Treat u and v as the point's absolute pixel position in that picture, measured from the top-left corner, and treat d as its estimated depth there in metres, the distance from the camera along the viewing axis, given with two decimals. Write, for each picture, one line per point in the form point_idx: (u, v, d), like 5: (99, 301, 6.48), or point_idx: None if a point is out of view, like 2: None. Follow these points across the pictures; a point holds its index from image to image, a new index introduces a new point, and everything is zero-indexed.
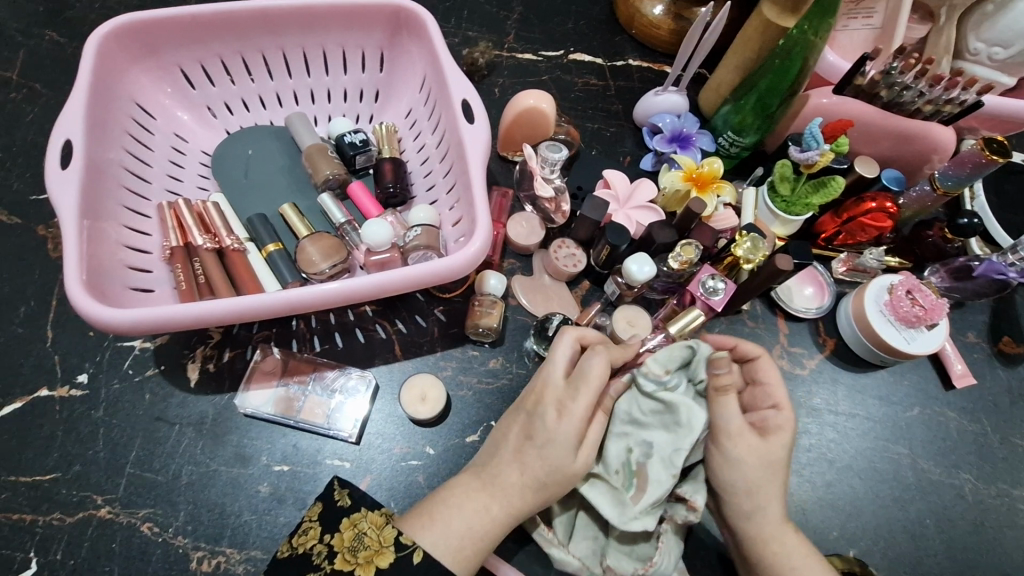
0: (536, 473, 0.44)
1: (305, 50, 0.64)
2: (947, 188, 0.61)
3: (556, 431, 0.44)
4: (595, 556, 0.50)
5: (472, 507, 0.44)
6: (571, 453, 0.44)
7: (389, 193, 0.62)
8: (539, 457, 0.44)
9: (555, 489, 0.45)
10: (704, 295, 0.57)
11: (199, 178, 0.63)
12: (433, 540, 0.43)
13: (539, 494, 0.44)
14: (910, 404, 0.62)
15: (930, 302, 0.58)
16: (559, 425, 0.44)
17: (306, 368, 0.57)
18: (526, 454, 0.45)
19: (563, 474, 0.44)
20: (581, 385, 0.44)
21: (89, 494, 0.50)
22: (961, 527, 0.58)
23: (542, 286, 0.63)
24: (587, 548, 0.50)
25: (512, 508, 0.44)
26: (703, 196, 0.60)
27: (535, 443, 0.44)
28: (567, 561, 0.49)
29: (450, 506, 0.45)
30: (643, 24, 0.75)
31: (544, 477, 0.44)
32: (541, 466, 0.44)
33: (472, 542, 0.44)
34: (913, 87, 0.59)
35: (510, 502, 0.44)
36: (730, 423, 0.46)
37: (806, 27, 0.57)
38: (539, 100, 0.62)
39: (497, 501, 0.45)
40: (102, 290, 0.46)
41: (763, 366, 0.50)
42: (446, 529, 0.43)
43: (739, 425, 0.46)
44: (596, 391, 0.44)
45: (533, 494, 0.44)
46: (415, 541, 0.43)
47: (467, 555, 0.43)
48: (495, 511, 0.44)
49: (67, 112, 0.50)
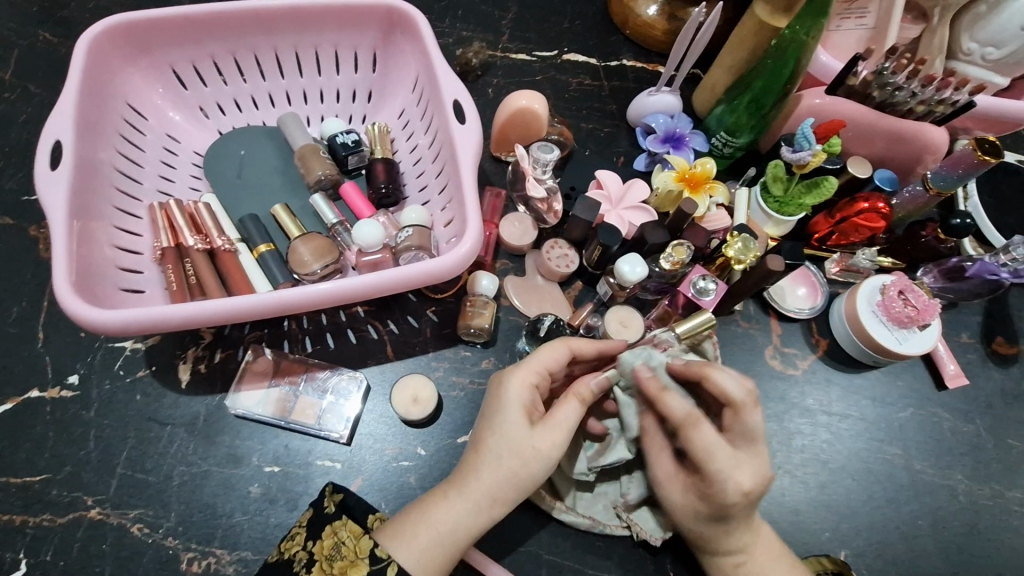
0: (485, 454, 0.44)
1: (298, 50, 0.64)
2: (940, 188, 0.61)
3: (499, 402, 0.46)
4: (610, 510, 0.52)
5: (438, 500, 0.44)
6: (520, 427, 0.44)
7: (381, 193, 0.61)
8: (488, 432, 0.45)
9: (516, 468, 0.44)
10: (695, 296, 0.57)
11: (192, 178, 0.63)
12: (388, 534, 0.44)
13: (489, 471, 0.44)
14: (904, 405, 0.62)
15: (923, 303, 0.59)
16: (501, 395, 0.46)
17: (298, 369, 0.57)
18: (481, 433, 0.46)
19: (516, 448, 0.44)
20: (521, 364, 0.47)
21: (80, 495, 0.50)
22: (955, 528, 0.58)
23: (535, 287, 0.62)
24: (600, 505, 0.52)
25: (472, 499, 0.44)
26: (696, 196, 0.60)
27: (485, 419, 0.46)
28: (576, 522, 0.51)
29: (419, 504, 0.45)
30: (638, 24, 0.75)
31: (496, 451, 0.44)
32: (489, 437, 0.45)
33: (429, 535, 0.43)
34: (906, 88, 0.59)
35: (470, 489, 0.44)
36: (657, 473, 0.47)
37: (800, 27, 0.57)
38: (532, 100, 0.62)
39: (459, 492, 0.44)
40: (92, 290, 0.46)
41: (693, 439, 0.42)
42: (409, 527, 0.44)
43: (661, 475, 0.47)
44: (529, 369, 0.47)
45: (490, 472, 0.44)
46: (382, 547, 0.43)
47: (430, 555, 0.43)
48: (452, 499, 0.44)
49: (57, 113, 0.50)
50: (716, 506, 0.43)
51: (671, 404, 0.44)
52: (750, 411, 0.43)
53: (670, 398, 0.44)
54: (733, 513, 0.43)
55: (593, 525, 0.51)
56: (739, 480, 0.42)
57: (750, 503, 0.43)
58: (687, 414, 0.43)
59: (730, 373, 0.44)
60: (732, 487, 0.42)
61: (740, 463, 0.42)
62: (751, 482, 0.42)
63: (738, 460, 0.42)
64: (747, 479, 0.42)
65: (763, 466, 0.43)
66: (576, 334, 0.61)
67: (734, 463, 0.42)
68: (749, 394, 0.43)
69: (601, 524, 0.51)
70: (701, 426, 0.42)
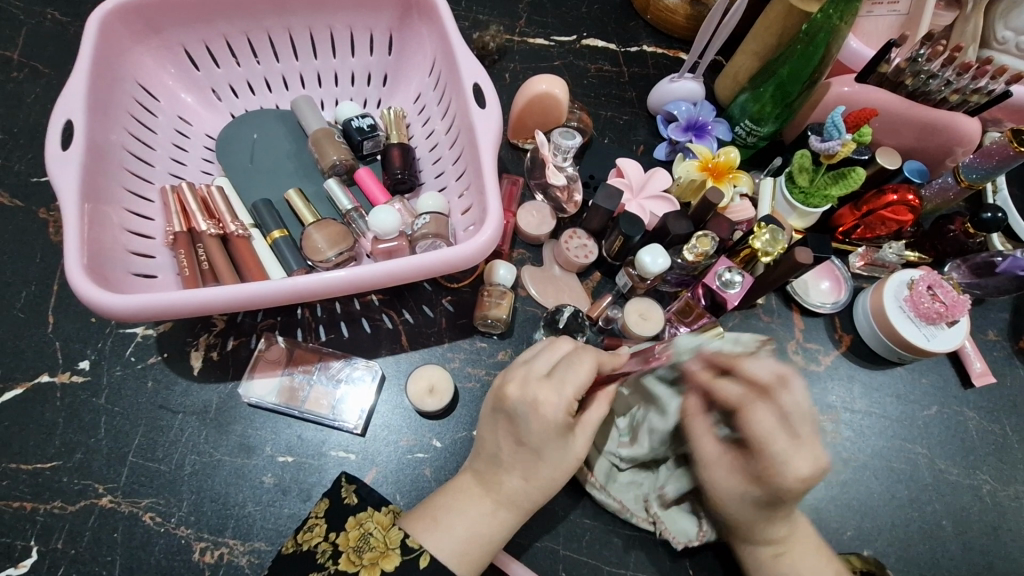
0: (537, 468, 0.44)
1: (312, 31, 0.62)
2: (971, 181, 0.59)
3: (545, 421, 0.43)
4: (641, 502, 0.51)
5: (478, 510, 0.44)
6: (566, 441, 0.44)
7: (397, 179, 0.60)
8: (527, 445, 0.44)
9: (558, 476, 0.44)
10: (719, 288, 0.56)
11: (204, 162, 0.62)
12: (437, 542, 0.42)
13: (530, 478, 0.44)
14: (928, 403, 0.61)
15: (952, 298, 0.57)
16: (541, 408, 0.43)
17: (312, 358, 0.55)
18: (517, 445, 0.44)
19: (561, 460, 0.44)
20: (561, 377, 0.44)
21: (91, 483, 0.49)
22: (979, 528, 0.56)
23: (553, 277, 0.61)
24: (632, 494, 0.51)
25: (513, 501, 0.44)
26: (720, 185, 0.59)
27: (517, 431, 0.44)
28: (608, 504, 0.50)
29: (452, 509, 0.44)
30: (659, 9, 0.73)
31: (541, 463, 0.44)
32: (535, 452, 0.44)
33: (476, 547, 0.43)
34: (940, 76, 0.57)
35: (510, 500, 0.44)
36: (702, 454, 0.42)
37: (831, 12, 0.55)
38: (552, 86, 0.60)
39: (494, 492, 0.44)
40: (104, 274, 0.45)
41: (750, 422, 0.40)
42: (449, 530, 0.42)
43: (713, 458, 0.42)
44: (580, 385, 0.44)
45: (534, 481, 0.44)
46: (422, 545, 0.42)
47: (474, 557, 0.43)
48: (493, 501, 0.44)
49: (68, 92, 0.49)
50: (772, 490, 0.41)
51: (724, 389, 0.41)
52: (788, 392, 0.40)
53: (723, 384, 0.41)
54: (787, 497, 0.41)
55: (621, 509, 0.50)
56: (798, 465, 0.40)
57: (806, 488, 0.41)
58: (743, 397, 0.40)
59: (762, 359, 0.41)
60: (791, 475, 0.40)
61: (800, 448, 0.40)
62: (811, 468, 0.40)
63: (798, 446, 0.40)
64: (806, 464, 0.40)
65: (821, 449, 0.41)
66: (594, 327, 0.59)
67: (796, 448, 0.39)
68: (781, 376, 0.41)
69: (628, 512, 0.50)
70: (758, 406, 0.40)
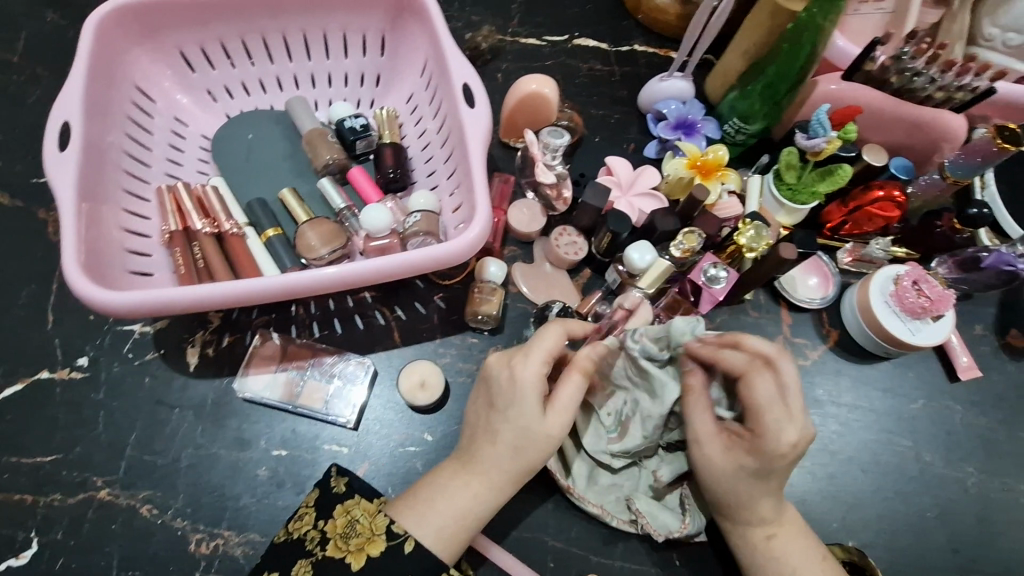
0: (512, 446, 0.45)
1: (306, 32, 0.63)
2: (957, 177, 0.61)
3: (516, 392, 0.45)
4: (622, 503, 0.51)
5: (461, 492, 0.45)
6: (538, 416, 0.44)
7: (390, 177, 0.61)
8: (502, 420, 0.45)
9: (532, 457, 0.45)
10: (705, 283, 0.57)
11: (199, 162, 0.63)
12: (415, 519, 0.44)
13: (506, 457, 0.45)
14: (915, 396, 0.62)
15: (937, 293, 0.58)
16: (513, 380, 0.45)
17: (305, 354, 0.57)
18: (493, 422, 0.45)
19: (534, 438, 0.44)
20: (531, 349, 0.46)
21: (91, 476, 0.50)
22: (965, 520, 0.57)
23: (544, 274, 0.62)
24: (612, 496, 0.51)
25: (493, 485, 0.45)
26: (707, 183, 0.59)
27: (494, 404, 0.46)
28: (588, 510, 0.50)
29: (433, 491, 0.45)
30: (649, 9, 0.74)
31: (515, 442, 0.44)
32: (507, 428, 0.44)
33: (457, 524, 0.44)
34: (925, 74, 0.58)
35: (485, 474, 0.45)
36: (696, 428, 0.46)
37: (816, 11, 0.55)
38: (542, 85, 0.61)
39: (475, 473, 0.45)
40: (100, 271, 0.46)
41: (751, 390, 0.43)
42: (428, 509, 0.44)
43: (704, 430, 0.46)
44: (551, 355, 0.45)
45: (510, 461, 0.45)
46: (409, 531, 0.43)
47: (451, 537, 0.44)
48: (473, 483, 0.45)
49: (66, 94, 0.50)
50: (766, 460, 0.43)
51: (728, 357, 0.44)
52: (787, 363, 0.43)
53: (728, 354, 0.44)
54: (778, 468, 0.44)
55: (603, 514, 0.50)
56: (790, 433, 0.43)
57: (796, 456, 0.44)
58: (749, 363, 0.44)
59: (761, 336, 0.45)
60: (783, 442, 0.42)
61: (792, 418, 0.43)
62: (800, 436, 0.43)
63: (791, 415, 0.43)
64: (797, 433, 0.42)
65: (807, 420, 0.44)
66: (584, 322, 0.60)
67: (789, 417, 0.43)
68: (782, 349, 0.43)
69: (610, 515, 0.50)
70: (761, 374, 0.43)
